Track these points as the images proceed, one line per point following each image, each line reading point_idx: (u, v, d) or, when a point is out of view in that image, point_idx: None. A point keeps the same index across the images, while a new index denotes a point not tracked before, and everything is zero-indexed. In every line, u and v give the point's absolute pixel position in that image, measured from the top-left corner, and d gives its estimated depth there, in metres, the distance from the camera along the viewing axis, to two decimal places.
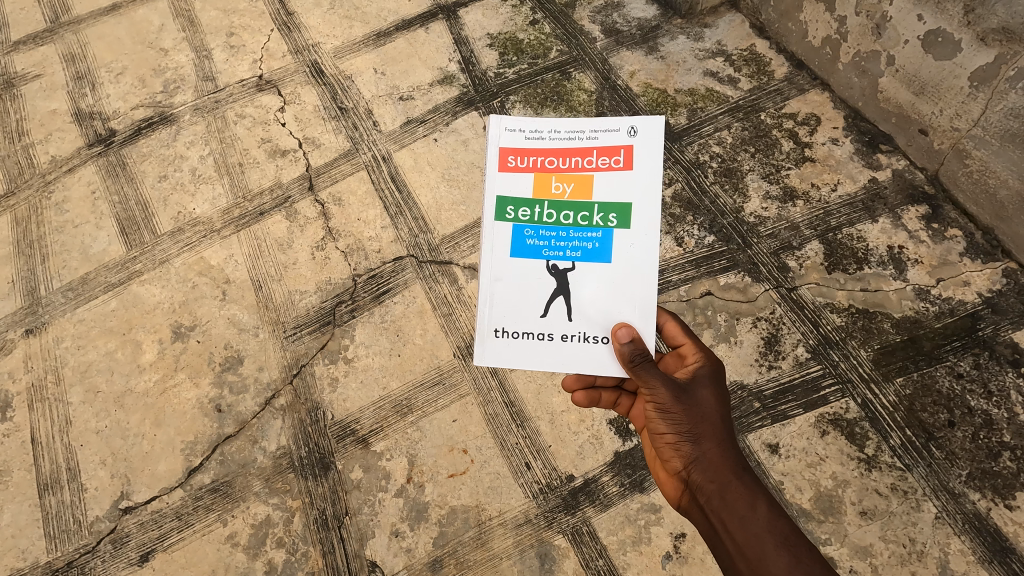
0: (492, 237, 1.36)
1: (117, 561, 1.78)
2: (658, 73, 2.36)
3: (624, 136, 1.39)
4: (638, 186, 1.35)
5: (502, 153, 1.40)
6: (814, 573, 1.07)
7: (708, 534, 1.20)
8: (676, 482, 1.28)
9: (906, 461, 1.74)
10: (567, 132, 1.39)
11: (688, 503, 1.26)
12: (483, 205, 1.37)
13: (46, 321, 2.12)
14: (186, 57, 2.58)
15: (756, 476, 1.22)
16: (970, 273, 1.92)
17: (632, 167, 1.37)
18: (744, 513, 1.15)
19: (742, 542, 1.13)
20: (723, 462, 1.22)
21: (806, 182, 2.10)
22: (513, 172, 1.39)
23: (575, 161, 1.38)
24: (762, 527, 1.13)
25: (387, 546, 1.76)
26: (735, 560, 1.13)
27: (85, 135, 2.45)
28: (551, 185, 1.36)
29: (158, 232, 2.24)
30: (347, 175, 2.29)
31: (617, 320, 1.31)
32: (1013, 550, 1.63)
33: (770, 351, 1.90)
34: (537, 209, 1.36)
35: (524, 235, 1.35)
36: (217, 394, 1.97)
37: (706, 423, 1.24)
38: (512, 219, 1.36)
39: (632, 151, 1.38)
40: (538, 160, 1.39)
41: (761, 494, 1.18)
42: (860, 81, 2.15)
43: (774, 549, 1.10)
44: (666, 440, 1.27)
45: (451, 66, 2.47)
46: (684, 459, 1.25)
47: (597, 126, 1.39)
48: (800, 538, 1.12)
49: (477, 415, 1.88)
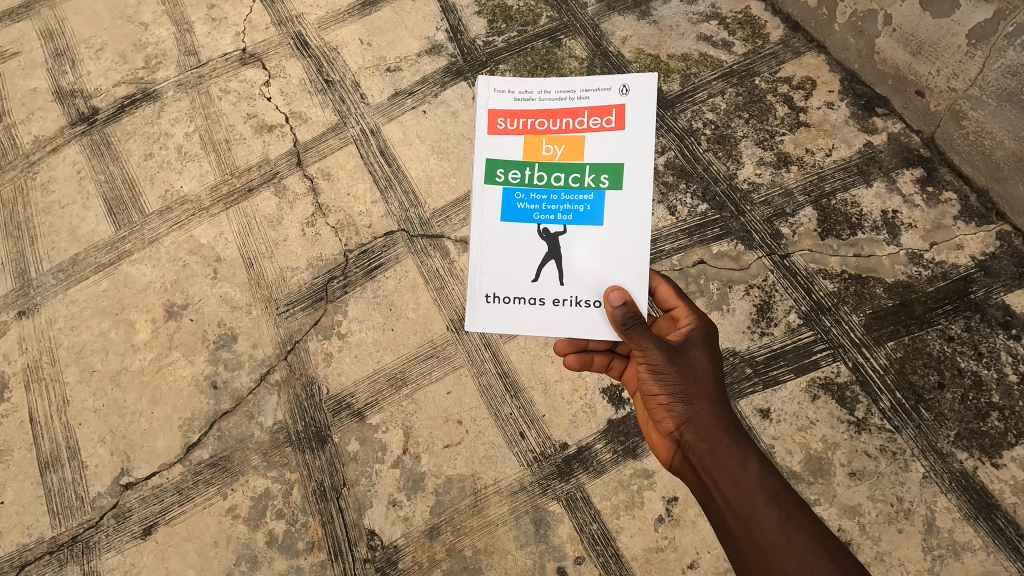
0: (482, 201, 1.34)
1: (121, 535, 1.82)
2: (651, 38, 2.30)
3: (616, 95, 1.36)
4: (630, 146, 1.33)
5: (491, 115, 1.37)
6: (803, 527, 1.09)
7: (699, 492, 1.21)
8: (668, 443, 1.30)
9: (896, 423, 1.76)
10: (557, 92, 1.36)
11: (679, 463, 1.27)
12: (472, 169, 1.35)
13: (38, 303, 2.12)
14: (167, 31, 2.51)
15: (747, 435, 1.23)
16: (964, 236, 1.91)
17: (624, 127, 1.34)
18: (735, 471, 1.17)
19: (733, 498, 1.14)
20: (715, 421, 1.23)
21: (800, 148, 2.07)
22: (503, 134, 1.36)
23: (565, 122, 1.35)
24: (752, 483, 1.15)
25: (385, 515, 1.79)
26: (725, 516, 1.14)
27: (67, 114, 2.41)
28: (542, 147, 1.34)
29: (147, 211, 2.22)
30: (335, 149, 2.25)
31: (609, 283, 1.31)
32: (999, 507, 1.66)
33: (762, 318, 1.90)
34: (528, 171, 1.34)
35: (514, 199, 1.34)
36: (212, 371, 1.98)
37: (699, 384, 1.25)
38: (502, 182, 1.34)
39: (624, 110, 1.35)
40: (529, 122, 1.36)
41: (752, 452, 1.19)
42: (857, 42, 2.10)
43: (764, 505, 1.12)
44: (658, 401, 1.28)
45: (439, 35, 2.40)
46: (676, 420, 1.26)
47: (588, 86, 1.36)
48: (790, 494, 1.14)
49: (471, 386, 1.90)
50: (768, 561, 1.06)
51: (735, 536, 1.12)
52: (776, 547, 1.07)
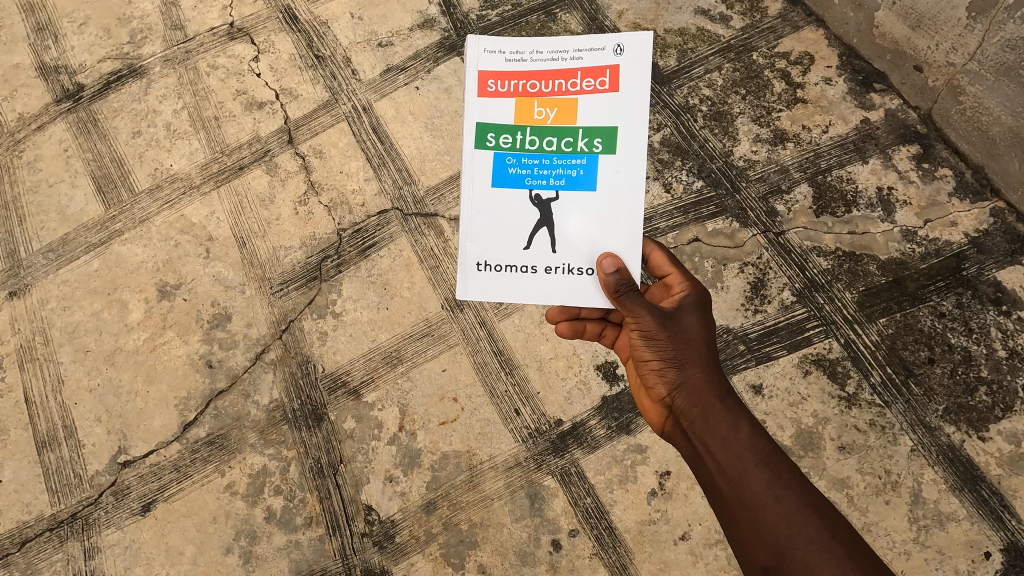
0: (473, 166, 1.33)
1: (120, 512, 1.84)
2: (648, 12, 2.26)
3: (610, 56, 1.33)
4: (624, 108, 1.31)
5: (481, 77, 1.34)
6: (792, 488, 1.11)
7: (690, 456, 1.23)
8: (660, 409, 1.31)
9: (886, 398, 1.78)
10: (550, 53, 1.33)
11: (671, 428, 1.29)
12: (463, 133, 1.34)
13: (29, 283, 2.10)
14: (152, 4, 2.44)
15: (739, 400, 1.25)
16: (958, 213, 1.91)
17: (618, 88, 1.32)
18: (726, 435, 1.18)
19: (724, 461, 1.16)
20: (707, 387, 1.25)
21: (797, 124, 2.05)
22: (493, 97, 1.34)
23: (558, 84, 1.33)
24: (743, 446, 1.17)
25: (382, 491, 1.81)
26: (716, 478, 1.16)
27: (52, 90, 2.35)
28: (534, 110, 1.32)
29: (136, 190, 2.19)
30: (327, 127, 2.22)
31: (601, 250, 1.30)
32: (984, 478, 1.69)
33: (756, 295, 1.91)
34: (519, 135, 1.32)
35: (506, 164, 1.33)
36: (207, 350, 1.97)
37: (691, 350, 1.26)
38: (493, 146, 1.33)
39: (618, 71, 1.33)
40: (520, 84, 1.34)
41: (743, 416, 1.21)
42: (856, 16, 2.06)
43: (755, 467, 1.14)
44: (650, 367, 1.29)
45: (431, 8, 2.35)
46: (668, 386, 1.27)
47: (582, 46, 1.33)
48: (780, 456, 1.16)
49: (466, 364, 1.90)
50: (758, 522, 1.09)
51: (725, 498, 1.15)
52: (766, 508, 1.10)
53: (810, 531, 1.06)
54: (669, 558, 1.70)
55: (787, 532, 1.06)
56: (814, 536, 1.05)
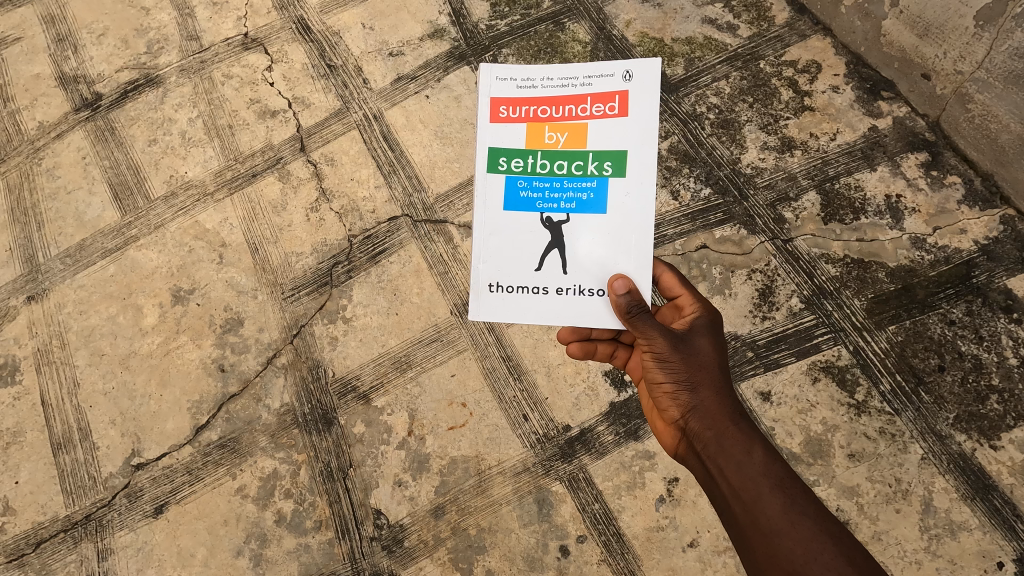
0: (485, 190, 1.36)
1: (133, 514, 1.86)
2: (655, 21, 2.28)
3: (619, 81, 1.36)
4: (634, 132, 1.33)
5: (493, 103, 1.38)
6: (807, 514, 1.11)
7: (703, 479, 1.24)
8: (673, 431, 1.32)
9: (896, 405, 1.77)
10: (560, 79, 1.36)
11: (685, 451, 1.29)
12: (475, 158, 1.36)
13: (47, 288, 2.14)
14: (169, 15, 2.50)
15: (752, 423, 1.26)
16: (967, 221, 1.91)
17: (627, 113, 1.34)
18: (740, 458, 1.19)
19: (738, 485, 1.17)
20: (720, 409, 1.26)
21: (805, 132, 2.06)
22: (505, 123, 1.37)
23: (568, 109, 1.36)
24: (758, 470, 1.17)
25: (391, 495, 1.82)
26: (730, 502, 1.17)
27: (71, 100, 2.41)
28: (544, 135, 1.35)
29: (152, 196, 2.23)
30: (339, 134, 2.26)
31: (612, 271, 1.32)
32: (996, 487, 1.68)
33: (764, 302, 1.91)
34: (531, 159, 1.35)
35: (517, 188, 1.35)
36: (219, 354, 2.00)
37: (704, 372, 1.27)
38: (505, 171, 1.35)
39: (627, 96, 1.35)
40: (531, 109, 1.37)
41: (757, 440, 1.21)
42: (863, 25, 2.08)
43: (769, 491, 1.14)
44: (663, 389, 1.30)
45: (441, 19, 2.38)
46: (681, 408, 1.28)
47: (591, 72, 1.36)
48: (795, 481, 1.16)
49: (475, 369, 1.92)
50: (774, 547, 1.09)
51: (739, 523, 1.15)
52: (781, 533, 1.09)
53: (826, 558, 1.06)
54: (677, 565, 1.70)
55: (803, 558, 1.06)
56: (830, 562, 1.05)
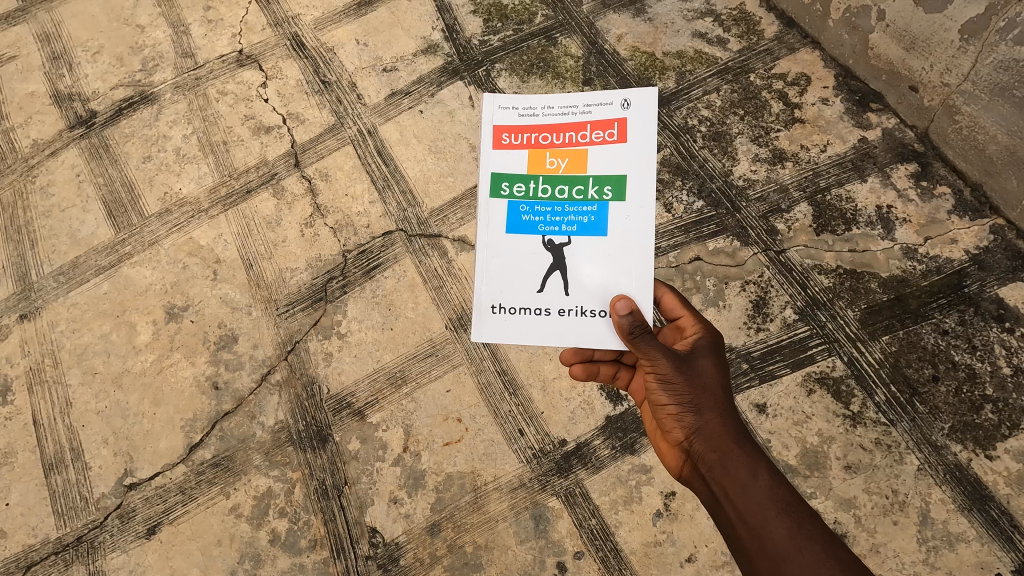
0: (488, 214, 1.36)
1: (125, 535, 1.84)
2: (646, 36, 2.31)
3: (618, 110, 1.38)
4: (633, 158, 1.35)
5: (496, 131, 1.40)
6: (813, 538, 1.11)
7: (709, 502, 1.23)
8: (678, 452, 1.31)
9: (891, 416, 1.77)
10: (561, 108, 1.38)
11: (689, 473, 1.28)
12: (478, 183, 1.38)
13: (40, 306, 2.13)
14: (164, 33, 2.52)
15: (756, 444, 1.26)
16: (958, 231, 1.92)
17: (626, 140, 1.36)
18: (744, 481, 1.19)
19: (743, 508, 1.17)
20: (724, 432, 1.25)
21: (796, 144, 2.08)
22: (508, 149, 1.38)
23: (569, 136, 1.37)
24: (763, 494, 1.17)
25: (386, 513, 1.81)
26: (736, 526, 1.16)
27: (65, 117, 2.41)
28: (546, 160, 1.36)
29: (146, 213, 2.23)
30: (333, 150, 2.27)
31: (615, 293, 1.31)
32: (992, 498, 1.68)
33: (758, 313, 1.92)
34: (532, 184, 1.36)
35: (520, 212, 1.36)
36: (213, 372, 1.99)
37: (707, 394, 1.27)
38: (507, 195, 1.36)
39: (625, 124, 1.37)
40: (532, 136, 1.38)
41: (761, 461, 1.21)
42: (851, 38, 2.11)
43: (775, 515, 1.14)
44: (668, 411, 1.29)
45: (434, 35, 2.41)
46: (686, 430, 1.27)
47: (590, 100, 1.38)
48: (800, 504, 1.16)
49: (470, 384, 1.91)
50: (781, 573, 1.08)
51: (746, 546, 1.15)
52: (787, 557, 1.09)
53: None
54: None
55: None
56: None
